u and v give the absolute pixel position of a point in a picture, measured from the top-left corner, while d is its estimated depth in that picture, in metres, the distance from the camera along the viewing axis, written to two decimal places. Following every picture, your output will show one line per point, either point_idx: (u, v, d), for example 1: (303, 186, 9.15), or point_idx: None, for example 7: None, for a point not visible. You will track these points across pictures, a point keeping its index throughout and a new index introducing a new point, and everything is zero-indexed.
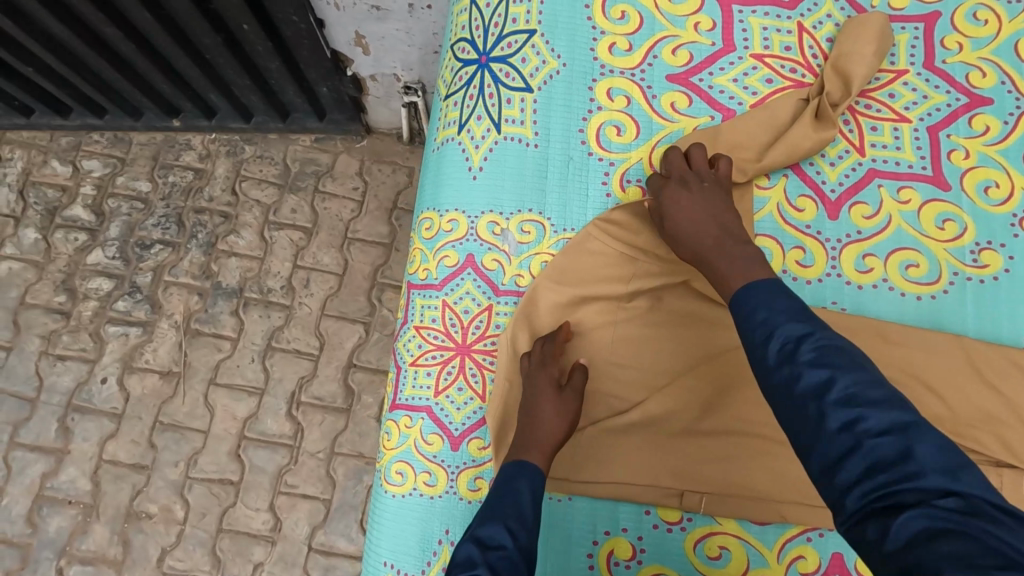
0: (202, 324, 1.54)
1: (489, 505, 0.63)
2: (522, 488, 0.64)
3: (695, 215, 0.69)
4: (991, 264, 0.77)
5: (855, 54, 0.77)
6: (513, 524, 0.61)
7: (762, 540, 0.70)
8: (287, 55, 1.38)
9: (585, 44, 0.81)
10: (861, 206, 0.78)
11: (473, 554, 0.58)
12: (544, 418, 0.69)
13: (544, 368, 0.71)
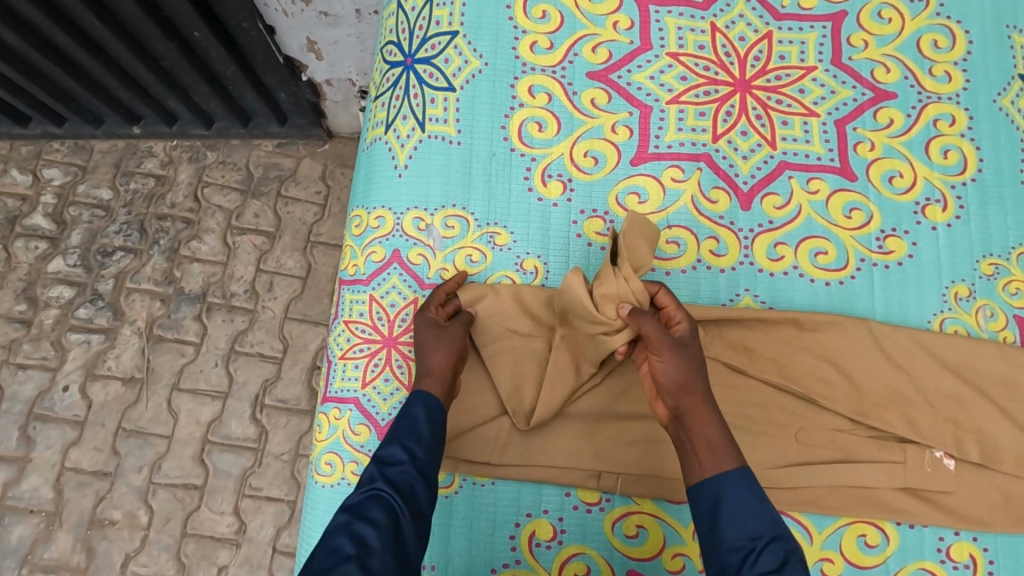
0: (165, 330, 1.54)
1: (388, 431, 0.65)
2: (418, 410, 0.66)
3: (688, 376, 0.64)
4: (896, 250, 0.81)
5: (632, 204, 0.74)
6: (411, 443, 0.63)
7: (678, 519, 0.73)
8: (243, 61, 1.40)
9: (508, 44, 0.83)
10: (772, 197, 0.81)
11: (373, 472, 0.61)
12: (427, 346, 0.71)
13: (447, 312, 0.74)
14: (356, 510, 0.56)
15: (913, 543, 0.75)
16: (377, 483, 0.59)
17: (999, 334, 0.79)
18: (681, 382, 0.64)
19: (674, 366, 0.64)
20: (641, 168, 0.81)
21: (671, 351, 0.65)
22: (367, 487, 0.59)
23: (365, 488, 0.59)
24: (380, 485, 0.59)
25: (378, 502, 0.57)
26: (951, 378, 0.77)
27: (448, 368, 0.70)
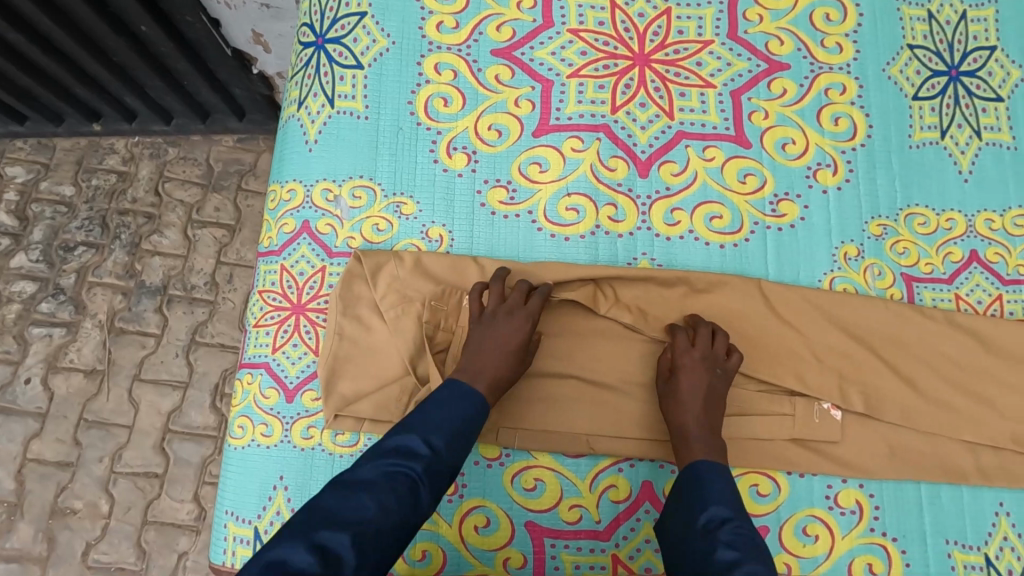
0: (127, 323, 1.56)
1: (427, 408, 0.67)
2: (465, 406, 0.68)
3: (694, 399, 0.73)
4: (788, 214, 0.84)
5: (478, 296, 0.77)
6: (455, 435, 0.66)
7: (575, 472, 0.77)
8: (194, 56, 1.44)
9: (414, 24, 0.87)
10: (669, 164, 0.85)
11: (416, 449, 0.64)
12: (490, 381, 0.71)
13: (512, 321, 0.73)
14: (386, 482, 0.60)
15: (803, 492, 0.78)
16: (416, 464, 0.63)
17: (887, 291, 0.83)
18: (697, 389, 0.73)
19: (689, 386, 0.73)
20: (543, 140, 0.84)
21: (687, 387, 0.73)
22: (404, 461, 0.62)
23: (400, 461, 0.63)
24: (414, 467, 0.62)
25: (408, 482, 0.61)
26: (838, 334, 0.80)
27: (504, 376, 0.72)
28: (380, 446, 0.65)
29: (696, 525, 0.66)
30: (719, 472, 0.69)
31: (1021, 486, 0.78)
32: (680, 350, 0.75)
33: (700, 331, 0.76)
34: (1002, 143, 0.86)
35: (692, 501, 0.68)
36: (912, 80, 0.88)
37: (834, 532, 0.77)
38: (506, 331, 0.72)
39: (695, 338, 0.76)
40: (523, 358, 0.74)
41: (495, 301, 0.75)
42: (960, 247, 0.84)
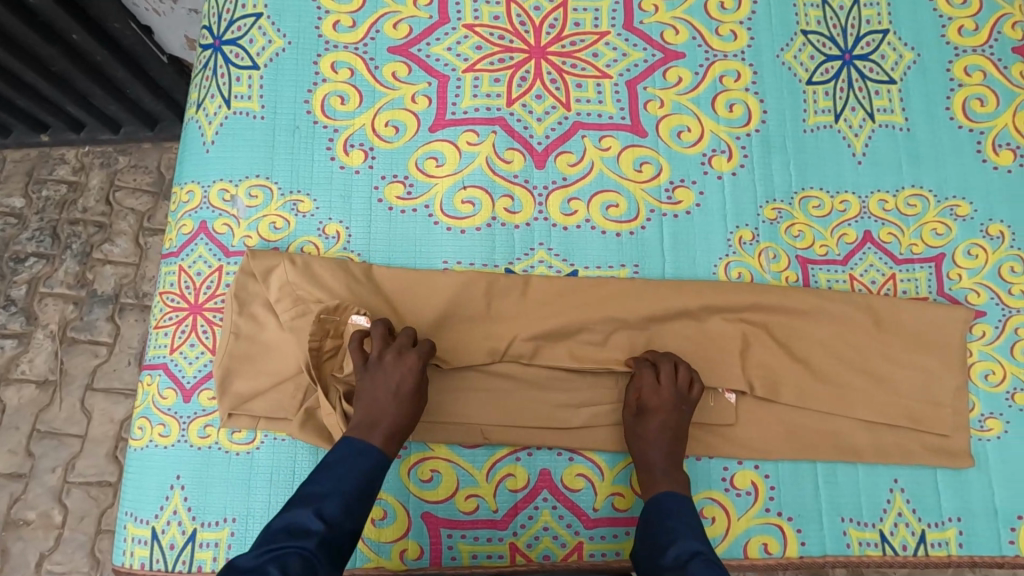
0: (79, 332, 1.51)
1: (319, 475, 0.68)
2: (363, 465, 0.68)
3: (660, 439, 0.74)
4: (684, 201, 0.85)
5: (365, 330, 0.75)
6: (352, 503, 0.66)
7: (472, 462, 0.78)
8: (148, 82, 1.42)
9: (310, 23, 0.88)
10: (566, 155, 0.86)
11: (309, 525, 0.63)
12: (388, 430, 0.70)
13: (400, 365, 0.72)
14: (274, 562, 0.59)
15: (700, 475, 0.79)
16: (309, 541, 0.62)
17: (782, 274, 0.83)
18: (665, 430, 0.75)
19: (656, 426, 0.75)
20: (439, 135, 0.85)
21: (653, 428, 0.75)
22: (296, 542, 0.61)
23: (291, 541, 0.62)
24: (308, 544, 0.62)
25: (300, 560, 0.60)
26: (735, 319, 0.81)
27: (398, 426, 0.71)
28: (269, 529, 0.63)
29: (667, 559, 0.66)
30: (684, 503, 0.72)
31: (915, 462, 0.79)
32: (647, 387, 0.76)
33: (664, 368, 0.76)
34: (895, 125, 0.87)
35: (661, 536, 0.69)
36: (806, 65, 0.89)
37: (731, 513, 0.78)
38: (394, 377, 0.71)
39: (659, 374, 0.76)
40: (421, 398, 0.73)
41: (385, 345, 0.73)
42: (854, 228, 0.85)
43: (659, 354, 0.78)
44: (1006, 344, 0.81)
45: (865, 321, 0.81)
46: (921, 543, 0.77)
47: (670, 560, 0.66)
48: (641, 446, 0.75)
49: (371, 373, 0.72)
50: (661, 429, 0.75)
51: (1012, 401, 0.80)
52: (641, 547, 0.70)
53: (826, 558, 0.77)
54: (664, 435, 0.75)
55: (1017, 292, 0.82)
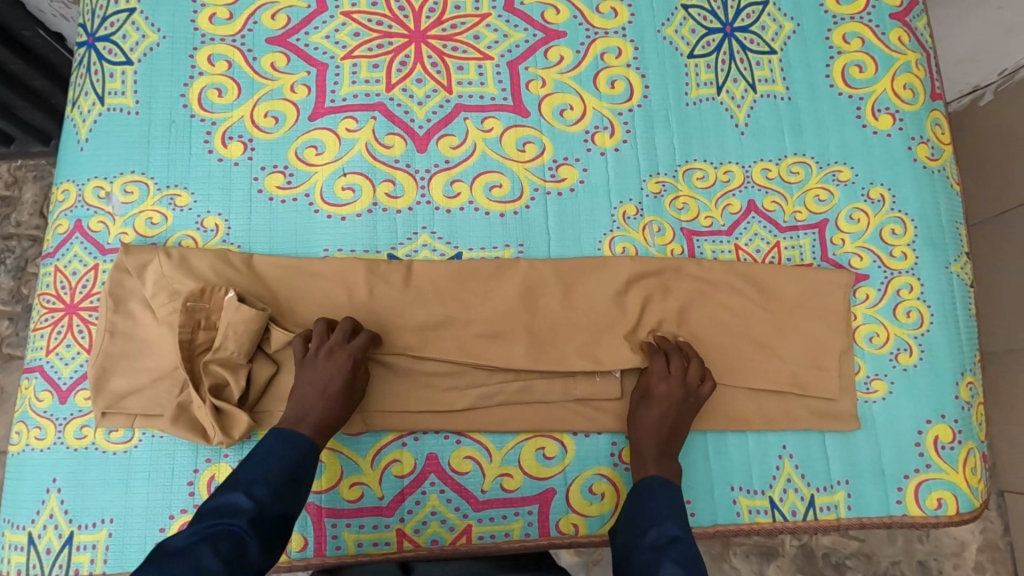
0: (16, 348, 1.24)
1: (249, 463, 0.65)
2: (292, 456, 0.67)
3: (660, 424, 0.74)
4: (568, 178, 0.85)
5: (237, 313, 0.72)
6: (282, 487, 0.64)
7: (355, 450, 0.77)
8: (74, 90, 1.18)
9: (185, 17, 0.87)
10: (448, 138, 0.85)
11: (238, 504, 0.60)
12: (316, 426, 0.70)
13: (330, 364, 0.72)
14: (205, 542, 0.55)
15: (589, 451, 0.79)
16: (239, 521, 0.59)
17: (667, 247, 0.83)
18: (666, 418, 0.74)
19: (656, 413, 0.75)
20: (318, 123, 0.84)
21: (653, 414, 0.75)
22: (225, 520, 0.58)
23: (222, 521, 0.58)
24: (240, 523, 0.59)
25: (231, 539, 0.57)
26: (620, 293, 0.81)
27: (328, 423, 0.71)
28: (200, 511, 0.60)
29: (646, 539, 0.65)
30: (669, 490, 0.70)
31: (802, 428, 0.79)
32: (655, 376, 0.76)
33: (676, 359, 0.77)
34: (777, 94, 0.88)
35: (642, 518, 0.68)
36: (687, 39, 0.89)
37: (619, 488, 0.78)
38: (325, 376, 0.71)
39: (670, 364, 0.76)
40: (351, 396, 0.73)
41: (319, 343, 0.73)
42: (738, 198, 0.85)
43: (672, 345, 0.78)
44: (888, 306, 0.81)
45: (745, 289, 0.82)
46: (810, 507, 0.77)
47: (649, 541, 0.65)
48: (638, 434, 0.75)
49: (302, 370, 0.72)
50: (661, 416, 0.74)
51: (897, 362, 0.80)
52: (622, 528, 0.69)
53: (716, 528, 0.77)
54: (662, 422, 0.74)
55: (899, 254, 0.82)
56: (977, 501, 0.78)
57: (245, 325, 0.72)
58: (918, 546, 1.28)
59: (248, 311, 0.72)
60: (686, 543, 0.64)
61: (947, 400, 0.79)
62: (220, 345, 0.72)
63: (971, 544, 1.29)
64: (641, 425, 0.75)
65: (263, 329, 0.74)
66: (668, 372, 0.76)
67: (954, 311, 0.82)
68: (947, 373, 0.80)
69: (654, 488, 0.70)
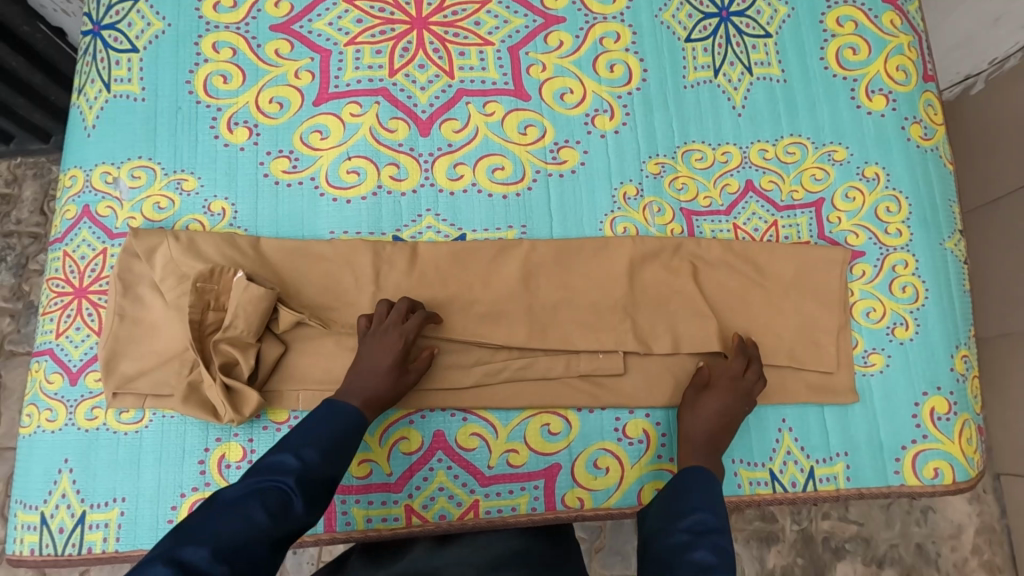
0: (18, 343, 1.22)
1: (304, 425, 0.68)
2: (340, 425, 0.69)
3: (717, 417, 0.75)
4: (569, 160, 0.86)
5: (247, 293, 0.73)
6: (330, 450, 0.67)
7: None
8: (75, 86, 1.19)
9: (189, 6, 0.88)
10: (451, 121, 0.86)
11: (285, 463, 0.64)
12: (367, 400, 0.72)
13: (386, 342, 0.74)
14: (255, 496, 0.60)
15: (593, 426, 0.80)
16: (288, 477, 0.63)
17: (667, 227, 0.85)
18: (726, 412, 0.76)
19: (714, 407, 0.76)
20: (322, 108, 0.86)
21: (714, 406, 0.76)
22: (275, 477, 0.62)
23: (272, 478, 0.62)
24: (287, 480, 0.62)
25: (280, 495, 0.61)
26: (622, 272, 0.83)
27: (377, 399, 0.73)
28: (258, 464, 0.65)
29: (683, 522, 0.67)
30: (705, 479, 0.71)
31: (801, 402, 0.81)
32: (725, 375, 0.78)
33: (754, 366, 0.79)
34: (772, 77, 0.90)
35: (681, 504, 0.69)
36: (684, 23, 0.91)
37: (624, 462, 0.79)
38: (376, 353, 0.74)
39: (742, 367, 0.78)
40: (400, 379, 0.74)
41: (377, 321, 0.76)
42: (736, 178, 0.86)
43: (754, 353, 0.79)
44: (885, 282, 0.83)
45: (742, 267, 0.84)
46: (810, 479, 0.79)
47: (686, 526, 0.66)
48: (691, 425, 0.76)
49: (364, 344, 0.75)
50: (723, 409, 0.76)
51: (893, 336, 0.82)
52: (658, 509, 0.70)
53: None
54: (721, 416, 0.76)
55: (893, 232, 0.84)
56: (973, 471, 0.80)
57: (255, 303, 0.73)
58: (914, 530, 1.30)
59: (257, 290, 0.73)
60: (721, 536, 0.65)
61: (942, 372, 0.81)
62: (230, 324, 0.73)
63: (968, 526, 1.31)
64: (694, 411, 0.77)
65: (271, 308, 0.74)
66: (743, 375, 0.78)
67: (947, 287, 0.84)
68: (942, 346, 0.82)
69: (692, 478, 0.71)
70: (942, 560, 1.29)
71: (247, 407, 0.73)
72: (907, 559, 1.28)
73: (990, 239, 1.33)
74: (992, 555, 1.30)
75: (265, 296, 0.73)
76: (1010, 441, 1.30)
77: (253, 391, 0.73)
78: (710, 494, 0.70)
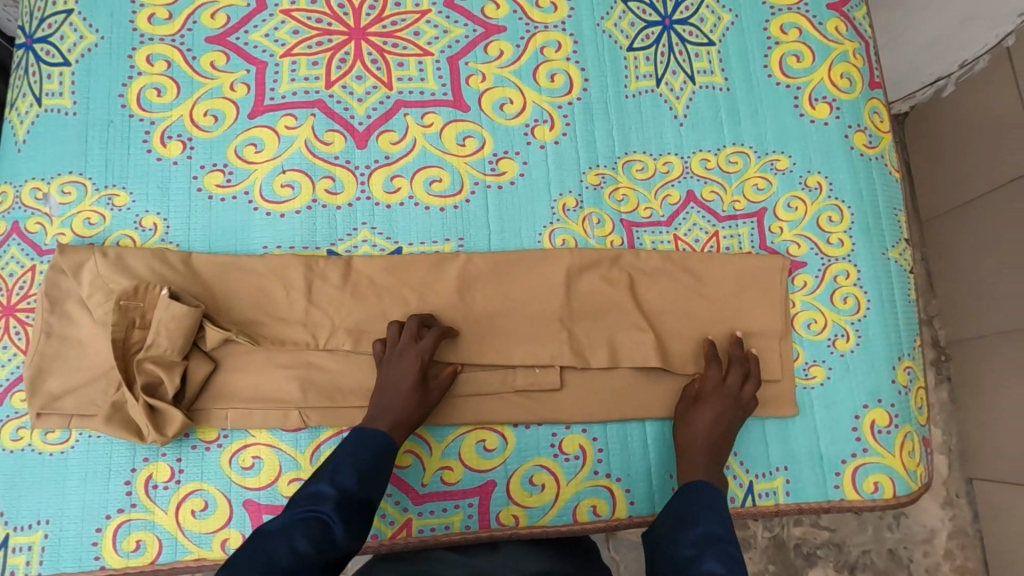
0: None
1: (337, 453, 0.68)
2: (370, 450, 0.69)
3: (713, 427, 0.75)
4: (508, 171, 0.85)
5: (170, 311, 0.72)
6: (365, 474, 0.67)
7: (294, 446, 0.77)
8: None
9: (124, 17, 0.87)
10: (388, 133, 0.85)
11: (322, 491, 0.63)
12: (395, 421, 0.72)
13: (404, 362, 0.74)
14: (297, 526, 0.59)
15: (529, 442, 0.79)
16: (326, 506, 0.62)
17: (606, 239, 0.84)
18: (723, 421, 0.75)
19: (711, 416, 0.75)
20: (257, 121, 0.84)
21: (711, 416, 0.75)
22: (313, 506, 0.62)
23: (310, 506, 0.62)
24: (325, 507, 0.62)
25: (320, 524, 0.60)
26: (560, 284, 0.82)
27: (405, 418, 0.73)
28: (296, 495, 0.64)
29: (692, 533, 0.65)
30: (712, 490, 0.70)
31: None
32: (710, 382, 0.77)
33: (737, 372, 0.78)
34: (715, 85, 0.89)
35: (688, 514, 0.67)
36: (627, 32, 0.90)
37: (560, 479, 0.78)
38: (396, 374, 0.74)
39: (725, 371, 0.78)
40: (425, 397, 0.74)
41: (393, 343, 0.76)
42: (677, 189, 0.85)
43: (734, 353, 0.79)
44: (826, 292, 0.82)
45: (682, 278, 0.83)
46: (749, 494, 0.78)
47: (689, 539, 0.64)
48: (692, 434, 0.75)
49: (384, 366, 0.75)
50: (723, 418, 0.75)
51: (834, 348, 0.81)
52: (665, 520, 0.69)
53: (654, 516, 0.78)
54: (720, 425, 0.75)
55: (835, 242, 0.83)
56: (914, 484, 0.79)
57: (177, 321, 0.72)
58: (887, 535, 1.28)
59: (179, 306, 0.72)
60: (731, 544, 0.63)
61: (883, 384, 0.80)
62: (153, 342, 0.72)
63: (941, 531, 1.29)
64: (694, 422, 0.76)
65: (196, 325, 0.74)
66: (739, 383, 0.78)
67: (890, 297, 0.83)
68: (884, 358, 0.81)
69: (699, 489, 0.70)
70: (915, 565, 1.27)
71: (172, 428, 0.72)
72: (878, 565, 1.27)
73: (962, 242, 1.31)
74: (966, 560, 1.28)
75: (188, 313, 0.72)
76: (982, 445, 1.28)
77: (179, 411, 0.72)
78: (718, 504, 0.68)
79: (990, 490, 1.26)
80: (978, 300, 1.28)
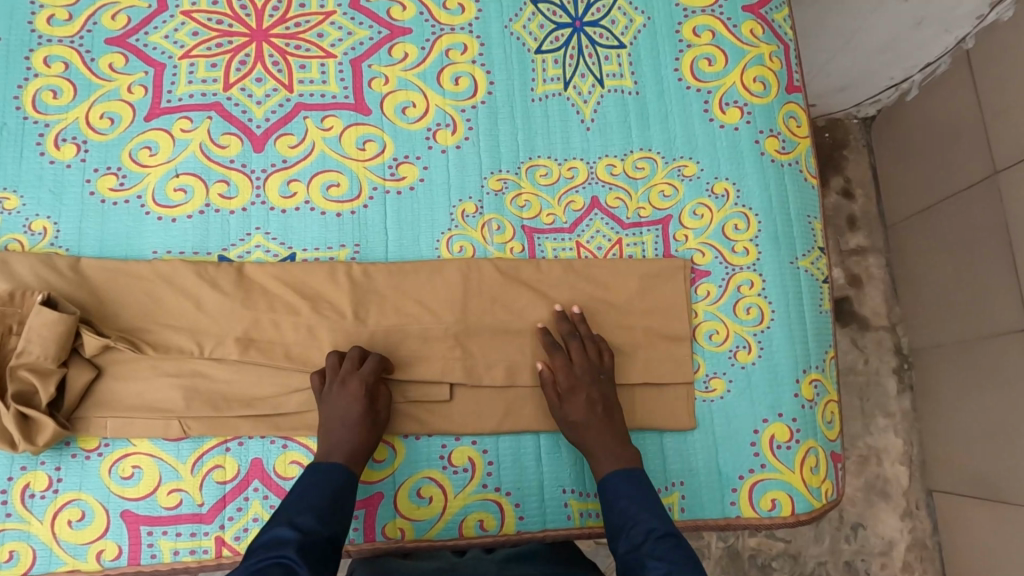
0: None
1: (292, 496, 0.66)
2: (326, 486, 0.67)
3: (595, 407, 0.73)
4: (408, 176, 0.83)
5: (42, 319, 0.71)
6: (325, 511, 0.65)
7: (176, 456, 0.75)
8: None
9: (23, 19, 0.86)
10: (286, 137, 0.84)
11: (284, 535, 0.60)
12: (351, 455, 0.70)
13: (347, 392, 0.71)
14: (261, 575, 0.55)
15: (419, 454, 0.77)
16: (288, 550, 0.59)
17: (507, 245, 0.82)
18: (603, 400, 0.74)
19: (583, 401, 0.73)
20: (153, 124, 0.83)
21: (585, 397, 0.74)
22: (274, 553, 0.58)
23: (271, 553, 0.58)
24: (289, 552, 0.59)
25: (285, 570, 0.57)
26: (455, 292, 0.80)
27: (359, 449, 0.70)
28: (250, 547, 0.60)
29: (625, 542, 0.65)
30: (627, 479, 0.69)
31: (635, 427, 0.77)
32: (560, 369, 0.75)
33: (571, 346, 0.76)
34: (625, 89, 0.87)
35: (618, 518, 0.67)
36: (536, 34, 0.88)
37: (448, 492, 0.76)
38: (342, 405, 0.71)
39: (586, 351, 0.76)
40: (373, 421, 0.72)
41: (332, 373, 0.73)
42: (582, 195, 0.83)
43: (567, 330, 0.77)
44: (729, 303, 0.80)
45: (582, 286, 0.81)
46: None
47: (626, 548, 0.64)
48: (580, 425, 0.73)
49: (326, 400, 0.72)
50: (601, 394, 0.74)
51: (735, 360, 0.79)
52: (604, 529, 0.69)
53: (546, 531, 0.76)
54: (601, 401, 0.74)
55: (741, 250, 0.81)
56: (816, 502, 0.76)
57: (49, 328, 0.71)
58: (845, 546, 1.23)
59: (51, 313, 0.71)
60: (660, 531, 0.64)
61: (785, 398, 0.78)
62: (23, 349, 0.71)
63: (899, 543, 1.24)
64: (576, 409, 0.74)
65: (72, 331, 0.72)
66: (585, 357, 0.76)
67: (798, 308, 0.81)
68: (787, 370, 0.79)
69: (618, 487, 0.69)
70: None
71: (45, 437, 0.71)
72: None
73: (923, 248, 1.26)
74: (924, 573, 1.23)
75: (61, 319, 0.71)
76: (942, 453, 1.23)
77: (52, 419, 0.71)
78: (638, 495, 0.68)
79: (949, 502, 1.21)
80: (940, 305, 1.23)
